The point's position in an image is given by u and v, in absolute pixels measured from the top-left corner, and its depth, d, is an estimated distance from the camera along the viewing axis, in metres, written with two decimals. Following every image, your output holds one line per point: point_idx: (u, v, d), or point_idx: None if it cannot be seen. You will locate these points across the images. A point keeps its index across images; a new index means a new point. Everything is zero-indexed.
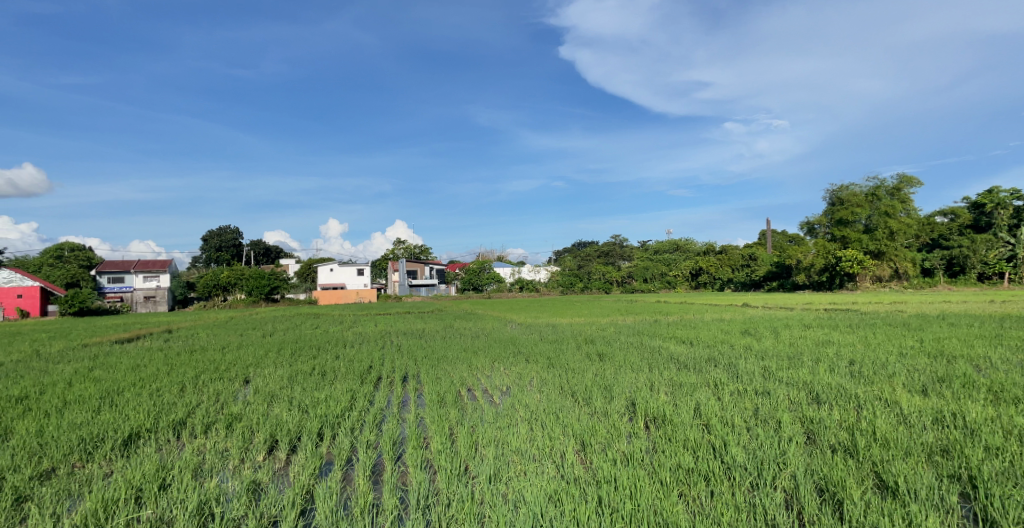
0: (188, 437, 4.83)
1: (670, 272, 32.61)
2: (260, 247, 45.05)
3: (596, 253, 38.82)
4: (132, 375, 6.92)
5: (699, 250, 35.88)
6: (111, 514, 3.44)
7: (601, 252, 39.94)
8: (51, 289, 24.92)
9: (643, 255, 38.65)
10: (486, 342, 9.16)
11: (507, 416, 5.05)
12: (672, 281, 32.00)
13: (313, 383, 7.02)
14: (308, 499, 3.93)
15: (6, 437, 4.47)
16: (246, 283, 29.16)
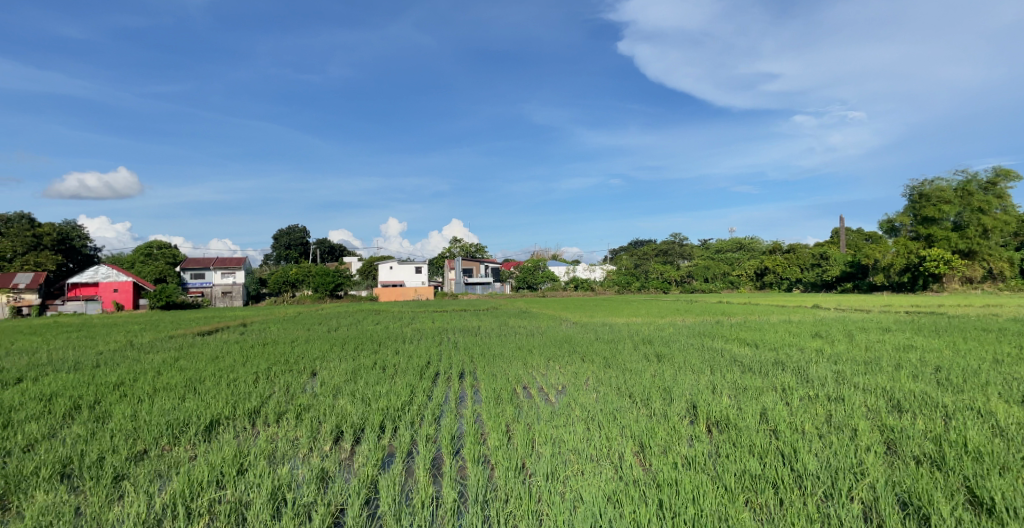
0: (262, 425, 5.09)
1: (733, 273, 32.10)
2: (325, 245, 46.83)
3: (654, 252, 38.12)
4: (212, 365, 7.37)
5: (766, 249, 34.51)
6: (194, 493, 3.69)
7: (659, 251, 38.92)
8: (142, 284, 26.85)
9: (704, 254, 37.69)
10: (541, 340, 9.17)
11: (563, 414, 5.05)
12: (735, 281, 31.56)
13: (375, 377, 7.25)
14: (372, 489, 4.06)
15: (107, 419, 4.86)
16: (312, 279, 30.34)
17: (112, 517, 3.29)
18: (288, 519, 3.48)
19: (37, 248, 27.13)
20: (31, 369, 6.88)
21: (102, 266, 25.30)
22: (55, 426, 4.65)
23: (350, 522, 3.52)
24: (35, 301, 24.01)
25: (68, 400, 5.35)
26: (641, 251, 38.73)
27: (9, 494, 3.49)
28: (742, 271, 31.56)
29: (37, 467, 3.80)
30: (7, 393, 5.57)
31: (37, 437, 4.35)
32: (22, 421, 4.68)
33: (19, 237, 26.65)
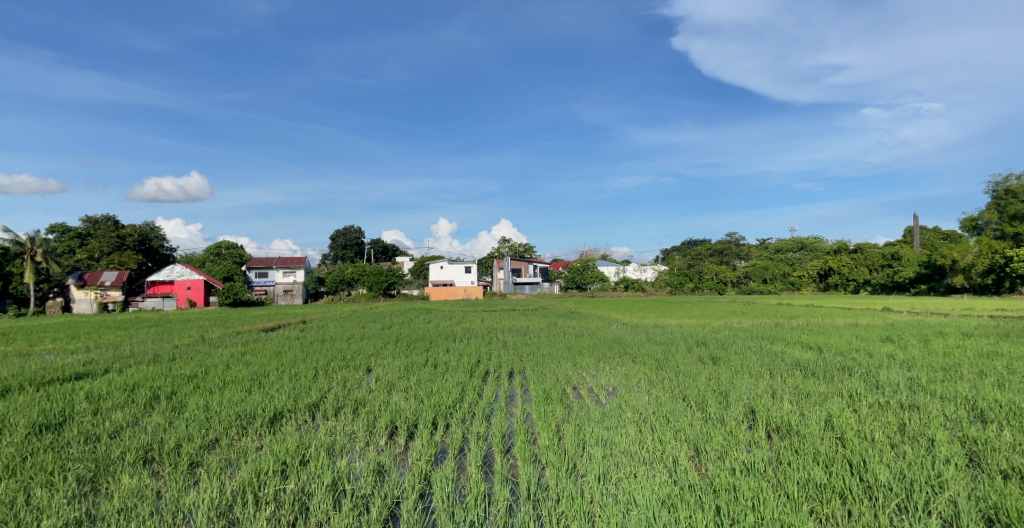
0: (321, 419, 5.28)
1: (794, 274, 31.18)
2: (379, 245, 48.04)
3: (709, 252, 37.28)
4: (275, 360, 7.70)
5: (830, 249, 33.01)
6: (260, 482, 3.87)
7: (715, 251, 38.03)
8: (212, 282, 28.31)
9: (762, 254, 36.58)
10: (592, 341, 9.13)
11: (614, 416, 5.02)
12: (795, 282, 30.55)
13: (427, 374, 7.40)
14: (427, 484, 4.15)
15: (182, 409, 5.15)
16: (366, 278, 31.17)
17: (188, 502, 3.50)
18: (347, 511, 3.60)
19: (120, 248, 29.01)
20: (115, 361, 7.36)
21: (177, 266, 26.83)
22: (138, 414, 4.97)
23: (405, 516, 3.61)
24: (119, 298, 25.71)
25: (148, 390, 5.70)
26: (695, 251, 38.01)
27: (99, 475, 3.76)
28: (803, 272, 30.35)
29: (123, 452, 4.08)
30: (96, 383, 5.99)
31: (122, 424, 4.66)
32: (109, 409, 5.03)
33: (105, 237, 28.59)
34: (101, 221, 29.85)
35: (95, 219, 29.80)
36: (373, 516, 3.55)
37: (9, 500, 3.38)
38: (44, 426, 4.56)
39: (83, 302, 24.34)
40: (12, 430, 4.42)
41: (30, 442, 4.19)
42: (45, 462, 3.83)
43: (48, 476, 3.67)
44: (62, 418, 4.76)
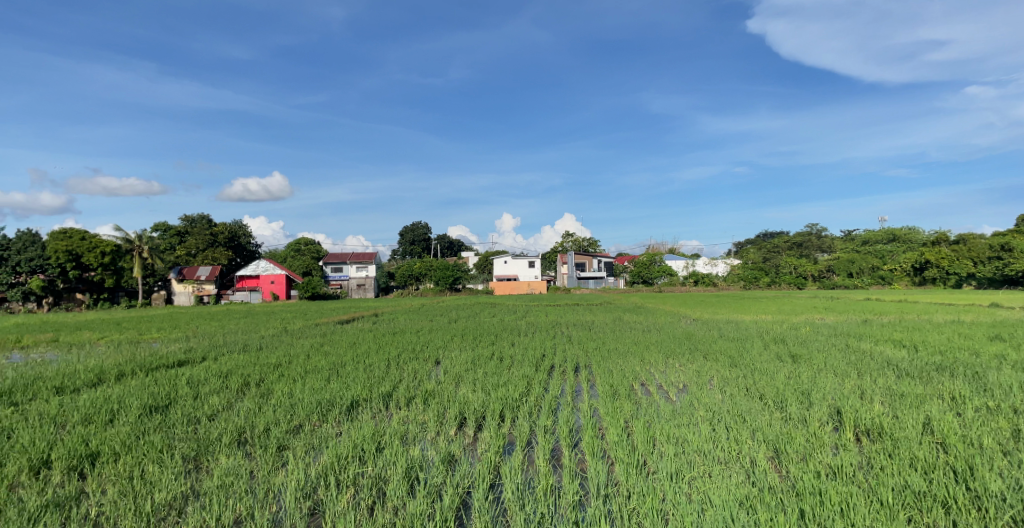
0: (395, 408, 5.46)
1: (884, 267, 29.13)
2: (445, 241, 48.98)
3: (787, 244, 35.66)
4: (351, 351, 8.03)
5: (926, 240, 30.64)
6: (341, 466, 4.04)
7: (794, 244, 36.29)
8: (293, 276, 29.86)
9: (848, 247, 34.58)
10: (661, 336, 8.96)
11: (685, 413, 4.91)
12: (887, 276, 28.53)
13: (493, 367, 7.50)
14: (496, 474, 4.22)
15: (270, 395, 5.47)
16: (434, 273, 31.90)
17: (277, 483, 3.71)
18: (422, 497, 3.72)
19: (213, 245, 31.12)
20: (210, 350, 7.92)
21: (262, 261, 28.50)
22: (231, 399, 5.32)
23: (476, 505, 3.68)
24: (212, 291, 27.66)
25: (240, 377, 6.09)
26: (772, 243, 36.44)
27: (200, 454, 4.06)
28: (893, 266, 28.46)
29: (219, 433, 4.38)
30: (195, 369, 6.46)
31: (218, 408, 5.00)
32: (207, 394, 5.40)
33: (200, 235, 30.75)
34: (196, 219, 32.13)
35: (191, 218, 32.13)
36: (447, 504, 3.64)
37: (125, 473, 3.70)
38: (152, 407, 4.97)
39: (182, 296, 26.34)
40: (127, 410, 4.84)
41: (141, 422, 4.57)
42: (155, 440, 4.18)
43: (158, 452, 4.00)
44: (167, 400, 5.17)
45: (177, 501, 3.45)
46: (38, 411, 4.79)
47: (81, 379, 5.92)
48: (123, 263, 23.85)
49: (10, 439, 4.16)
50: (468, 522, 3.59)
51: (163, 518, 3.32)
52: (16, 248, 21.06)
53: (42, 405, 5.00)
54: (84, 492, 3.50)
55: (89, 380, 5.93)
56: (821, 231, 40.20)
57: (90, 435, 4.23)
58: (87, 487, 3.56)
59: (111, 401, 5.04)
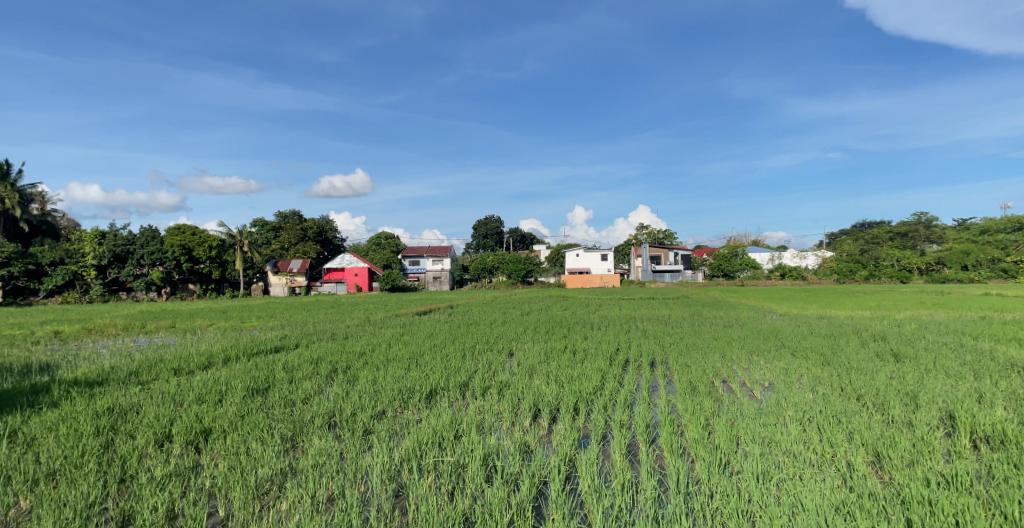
0: (471, 397, 5.55)
1: (1006, 259, 26.45)
2: (518, 234, 49.34)
3: (889, 235, 33.20)
4: (429, 341, 8.26)
5: None
6: (422, 451, 4.16)
7: (897, 234, 33.70)
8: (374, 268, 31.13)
9: (962, 237, 31.67)
10: (744, 332, 8.60)
11: (772, 413, 4.68)
12: (1009, 269, 25.92)
13: (567, 360, 7.48)
14: (572, 466, 4.21)
15: (356, 381, 5.72)
16: (506, 266, 32.22)
17: (366, 464, 3.87)
18: (501, 486, 3.75)
19: (303, 239, 32.97)
20: (302, 337, 8.39)
21: (346, 255, 29.85)
22: (322, 384, 5.60)
23: (554, 496, 3.68)
24: (303, 283, 29.35)
25: (329, 364, 6.41)
26: (872, 234, 33.89)
27: (296, 435, 4.30)
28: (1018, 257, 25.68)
29: (311, 416, 4.63)
30: (290, 355, 6.87)
31: (310, 392, 5.28)
32: (301, 378, 5.72)
33: (292, 229, 32.69)
34: (288, 214, 34.15)
35: (285, 215, 34.22)
36: (525, 494, 3.66)
37: (233, 449, 3.98)
38: (253, 389, 5.33)
39: (277, 287, 28.10)
40: (232, 391, 5.21)
41: (245, 402, 4.91)
42: (257, 420, 4.46)
43: (260, 432, 4.27)
44: (267, 384, 5.52)
45: (276, 477, 3.67)
46: (160, 390, 5.25)
47: (194, 362, 6.43)
48: (225, 256, 25.85)
49: (138, 414, 4.59)
50: (546, 512, 3.60)
51: (266, 491, 3.55)
52: (139, 243, 23.29)
53: (163, 384, 5.48)
54: (198, 465, 3.79)
55: (200, 363, 6.43)
56: (929, 220, 36.89)
57: (202, 413, 4.58)
58: (200, 460, 3.86)
59: (219, 383, 5.44)
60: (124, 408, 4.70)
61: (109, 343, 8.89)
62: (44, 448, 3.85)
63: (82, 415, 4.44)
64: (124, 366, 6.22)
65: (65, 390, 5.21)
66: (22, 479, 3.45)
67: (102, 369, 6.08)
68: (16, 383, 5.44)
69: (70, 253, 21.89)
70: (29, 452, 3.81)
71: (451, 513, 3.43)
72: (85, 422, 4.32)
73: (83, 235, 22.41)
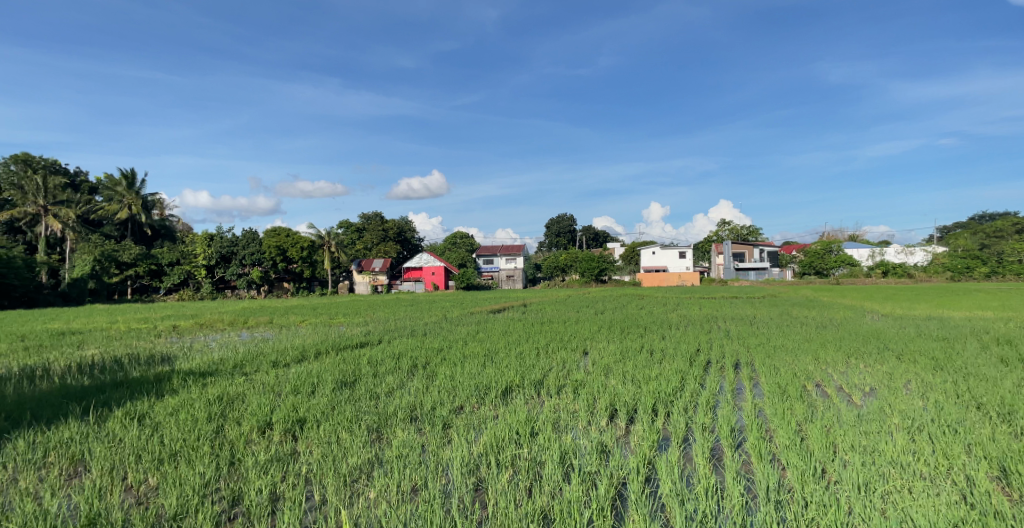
0: (546, 395, 5.54)
1: None
2: (591, 232, 48.94)
3: (1014, 228, 30.14)
4: (503, 339, 8.32)
5: None
6: (499, 447, 4.19)
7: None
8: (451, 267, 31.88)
9: None
10: (839, 333, 8.08)
11: (872, 420, 4.36)
12: None
13: (644, 360, 7.31)
14: (651, 468, 4.10)
15: (435, 377, 5.86)
16: (579, 264, 32.03)
17: (445, 458, 3.94)
18: (578, 484, 3.69)
19: (384, 239, 34.28)
20: (384, 333, 8.71)
21: (424, 254, 30.74)
22: (403, 378, 5.77)
23: (633, 497, 3.59)
24: (385, 282, 30.52)
25: (409, 359, 6.59)
26: (993, 227, 30.85)
27: (381, 427, 4.45)
28: None
29: (394, 409, 4.78)
30: (373, 350, 7.14)
31: (393, 386, 5.45)
32: (384, 373, 5.92)
33: (374, 230, 34.06)
34: (371, 215, 35.63)
35: (368, 216, 35.77)
36: (603, 493, 3.60)
37: (325, 439, 4.17)
38: (342, 382, 5.56)
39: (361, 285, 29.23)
40: (323, 384, 5.48)
41: (334, 394, 5.13)
42: (347, 412, 4.65)
43: (348, 423, 4.45)
44: (353, 377, 5.77)
45: (364, 467, 3.80)
46: (260, 381, 5.61)
47: (289, 355, 6.82)
48: (316, 256, 27.18)
49: (242, 402, 4.92)
50: (625, 512, 3.53)
51: (355, 479, 3.68)
52: (241, 244, 25.01)
53: (263, 375, 5.85)
54: (295, 452, 3.99)
55: (293, 356, 6.81)
56: None
57: (298, 403, 4.83)
58: (297, 448, 4.07)
59: (311, 376, 5.73)
60: (231, 397, 5.04)
61: (217, 336, 9.61)
62: (166, 431, 4.17)
63: (197, 402, 4.81)
64: (230, 359, 6.68)
65: (182, 378, 5.66)
66: (150, 458, 3.76)
67: (212, 361, 6.56)
68: (142, 371, 5.98)
69: (184, 254, 24.00)
70: (154, 434, 4.14)
71: (530, 508, 3.41)
72: (199, 409, 4.65)
73: (194, 237, 24.43)
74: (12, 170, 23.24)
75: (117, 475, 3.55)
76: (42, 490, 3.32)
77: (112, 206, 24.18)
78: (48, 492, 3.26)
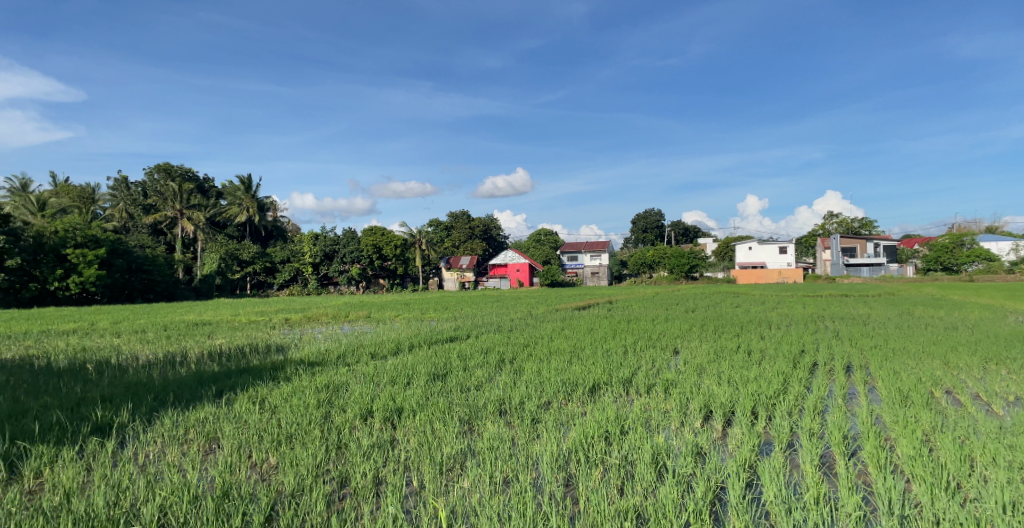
0: (635, 394, 5.43)
1: None
2: (681, 227, 47.38)
3: None
4: (589, 336, 8.24)
5: None
6: (589, 444, 4.15)
7: None
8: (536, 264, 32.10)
9: None
10: (972, 336, 7.26)
11: (1017, 434, 3.90)
12: None
13: (740, 360, 6.97)
14: (752, 473, 3.91)
15: (522, 372, 5.91)
16: (668, 261, 31.12)
17: (535, 452, 3.96)
18: (673, 486, 3.58)
19: (471, 237, 35.30)
20: (472, 328, 8.91)
21: (509, 252, 31.28)
22: (491, 373, 5.87)
23: (734, 503, 3.44)
24: (472, 278, 31.24)
25: (497, 354, 6.70)
26: None
27: (472, 419, 4.55)
28: None
29: (484, 402, 4.87)
30: (462, 345, 7.32)
31: (481, 380, 5.55)
32: (473, 367, 6.05)
33: (462, 229, 35.15)
34: (459, 214, 36.58)
35: (455, 215, 36.82)
36: (700, 497, 3.46)
37: (421, 428, 4.32)
38: (434, 374, 5.74)
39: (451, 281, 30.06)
40: (417, 375, 5.69)
41: (427, 386, 5.32)
42: (440, 403, 4.81)
43: (441, 414, 4.59)
44: (445, 370, 5.94)
45: (458, 457, 3.91)
46: (360, 371, 5.92)
47: (385, 348, 7.13)
48: (408, 254, 28.28)
49: (345, 391, 5.21)
50: (724, 518, 3.39)
51: (450, 468, 3.78)
52: (342, 243, 26.57)
53: (361, 366, 6.17)
54: (394, 439, 4.17)
55: (389, 348, 7.13)
56: None
57: (394, 394, 5.04)
58: (395, 436, 4.25)
59: (406, 367, 5.97)
60: (336, 385, 5.36)
61: (322, 329, 10.26)
62: (281, 415, 4.51)
63: (307, 390, 5.16)
64: (333, 350, 7.10)
65: (294, 367, 6.09)
66: (270, 439, 4.08)
67: (317, 351, 7.02)
68: (260, 359, 6.51)
69: (294, 252, 25.80)
70: (272, 418, 4.48)
71: (624, 506, 3.35)
72: (308, 395, 4.99)
73: (302, 237, 26.03)
74: (155, 179, 26.12)
75: (243, 453, 3.87)
76: (183, 462, 3.69)
77: (233, 209, 26.45)
78: (189, 465, 3.60)
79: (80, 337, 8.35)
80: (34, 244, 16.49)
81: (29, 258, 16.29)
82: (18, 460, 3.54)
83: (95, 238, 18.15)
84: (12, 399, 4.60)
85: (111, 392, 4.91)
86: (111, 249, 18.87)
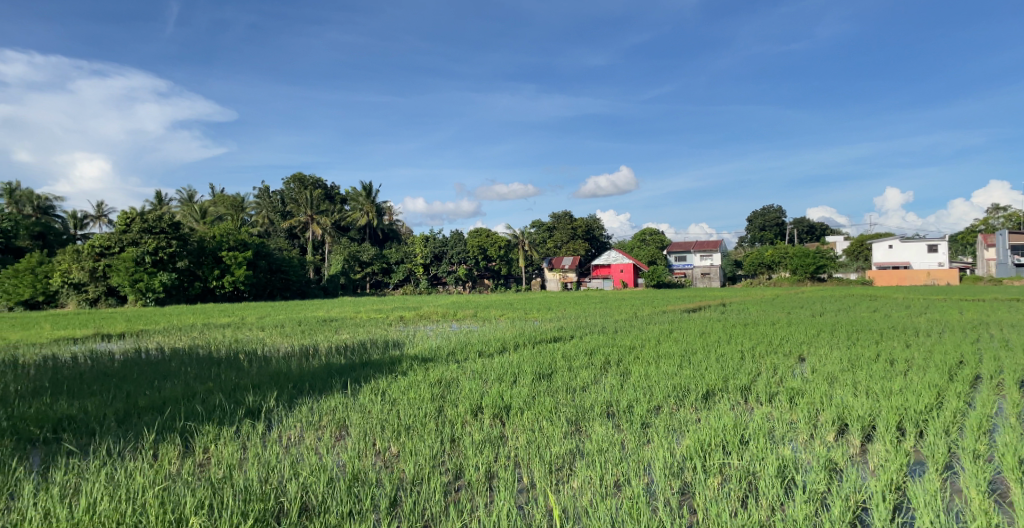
0: (755, 402, 5.05)
1: None
2: (804, 225, 43.92)
3: None
4: (701, 339, 7.83)
5: None
6: (706, 451, 3.90)
7: None
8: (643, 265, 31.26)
9: None
10: None
11: None
12: None
13: (880, 369, 6.27)
14: (901, 495, 3.47)
15: (629, 374, 5.73)
16: (790, 261, 28.96)
17: (647, 457, 3.79)
18: (805, 502, 3.27)
19: (574, 237, 34.91)
20: (577, 329, 8.81)
21: (613, 252, 30.69)
22: (597, 374, 5.74)
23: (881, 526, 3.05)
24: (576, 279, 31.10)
25: (603, 356, 6.54)
26: None
27: (580, 420, 4.46)
28: None
29: (591, 403, 4.77)
30: (567, 345, 7.24)
31: (587, 382, 5.44)
32: (578, 367, 5.96)
33: (564, 229, 34.86)
34: (562, 215, 36.61)
35: (559, 216, 36.82)
36: (838, 516, 3.12)
37: (530, 426, 4.31)
38: (539, 374, 5.73)
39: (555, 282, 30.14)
40: (523, 374, 5.69)
41: (534, 385, 5.30)
42: (547, 402, 4.77)
43: (549, 413, 4.55)
44: (550, 370, 5.90)
45: (567, 457, 3.83)
46: (469, 368, 6.04)
47: (491, 347, 7.23)
48: (512, 255, 28.79)
49: (456, 386, 5.32)
50: None
51: (559, 467, 3.73)
52: (450, 244, 27.41)
53: (469, 363, 6.29)
54: (502, 436, 4.19)
55: (495, 347, 7.22)
56: None
57: (502, 392, 5.07)
58: (504, 433, 4.27)
59: (513, 366, 6.00)
60: (448, 381, 5.51)
61: (432, 327, 10.67)
62: (400, 407, 4.70)
63: (422, 384, 5.34)
64: (443, 347, 7.31)
65: (410, 362, 6.35)
66: (392, 428, 4.26)
67: (428, 348, 7.27)
68: (380, 354, 6.86)
69: (407, 253, 26.90)
70: (393, 408, 4.68)
71: (749, 518, 3.10)
72: (423, 389, 5.16)
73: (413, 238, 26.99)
74: (291, 188, 28.64)
75: (368, 440, 4.07)
76: (319, 446, 3.95)
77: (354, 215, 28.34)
78: (322, 449, 3.85)
79: (231, 330, 9.36)
80: (198, 248, 18.66)
81: (194, 260, 18.40)
82: (189, 436, 3.97)
83: (244, 242, 20.41)
84: (184, 383, 5.20)
85: (258, 379, 5.39)
86: (256, 252, 20.98)
